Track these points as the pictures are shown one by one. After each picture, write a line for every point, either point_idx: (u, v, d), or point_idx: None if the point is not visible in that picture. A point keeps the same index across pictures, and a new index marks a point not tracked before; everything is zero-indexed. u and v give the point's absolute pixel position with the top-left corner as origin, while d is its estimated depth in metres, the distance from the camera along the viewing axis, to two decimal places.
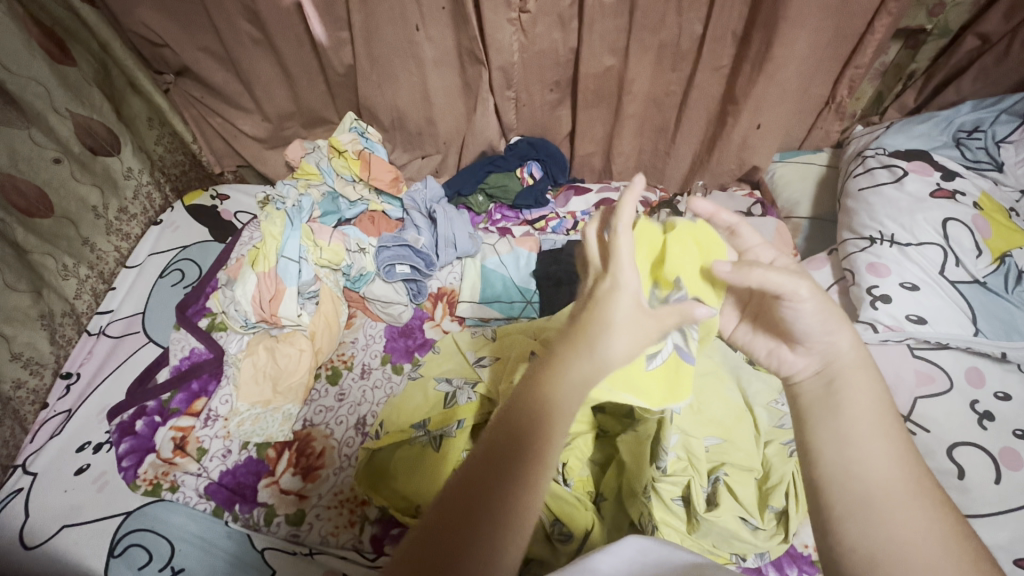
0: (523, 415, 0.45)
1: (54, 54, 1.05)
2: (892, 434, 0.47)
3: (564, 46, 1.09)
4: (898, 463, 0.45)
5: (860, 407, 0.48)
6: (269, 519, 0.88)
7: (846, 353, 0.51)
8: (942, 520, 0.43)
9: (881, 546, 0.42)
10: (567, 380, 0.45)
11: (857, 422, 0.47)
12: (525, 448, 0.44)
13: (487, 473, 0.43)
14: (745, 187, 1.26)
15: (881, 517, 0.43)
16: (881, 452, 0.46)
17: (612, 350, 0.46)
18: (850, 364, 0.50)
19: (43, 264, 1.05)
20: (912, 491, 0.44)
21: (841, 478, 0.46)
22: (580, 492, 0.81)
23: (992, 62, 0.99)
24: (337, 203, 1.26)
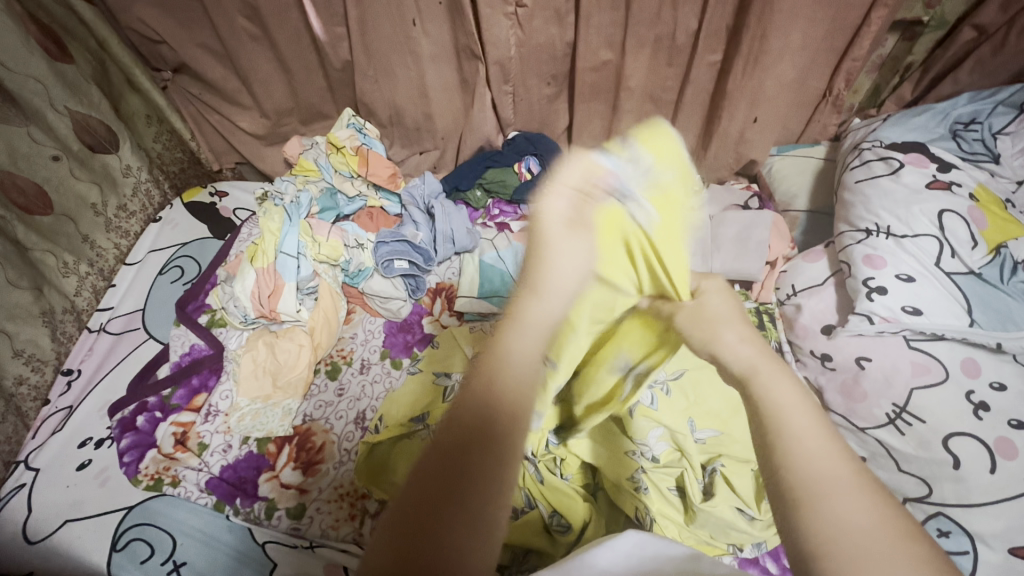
0: (485, 392, 0.39)
1: (52, 52, 1.05)
2: (815, 417, 0.38)
3: (561, 40, 1.09)
4: (834, 462, 0.35)
5: (772, 394, 0.39)
6: (270, 512, 0.89)
7: (744, 347, 0.43)
8: (883, 514, 0.32)
9: (830, 553, 0.31)
10: (520, 324, 0.43)
11: (766, 415, 0.38)
12: (481, 442, 0.38)
13: (440, 484, 0.37)
14: (742, 181, 1.26)
15: (807, 522, 0.32)
16: (809, 458, 0.35)
17: (554, 302, 0.45)
18: (752, 351, 0.43)
19: (44, 261, 1.05)
20: (836, 481, 0.33)
21: (771, 488, 0.35)
22: (578, 485, 0.81)
23: (989, 54, 0.99)
24: (336, 199, 1.25)
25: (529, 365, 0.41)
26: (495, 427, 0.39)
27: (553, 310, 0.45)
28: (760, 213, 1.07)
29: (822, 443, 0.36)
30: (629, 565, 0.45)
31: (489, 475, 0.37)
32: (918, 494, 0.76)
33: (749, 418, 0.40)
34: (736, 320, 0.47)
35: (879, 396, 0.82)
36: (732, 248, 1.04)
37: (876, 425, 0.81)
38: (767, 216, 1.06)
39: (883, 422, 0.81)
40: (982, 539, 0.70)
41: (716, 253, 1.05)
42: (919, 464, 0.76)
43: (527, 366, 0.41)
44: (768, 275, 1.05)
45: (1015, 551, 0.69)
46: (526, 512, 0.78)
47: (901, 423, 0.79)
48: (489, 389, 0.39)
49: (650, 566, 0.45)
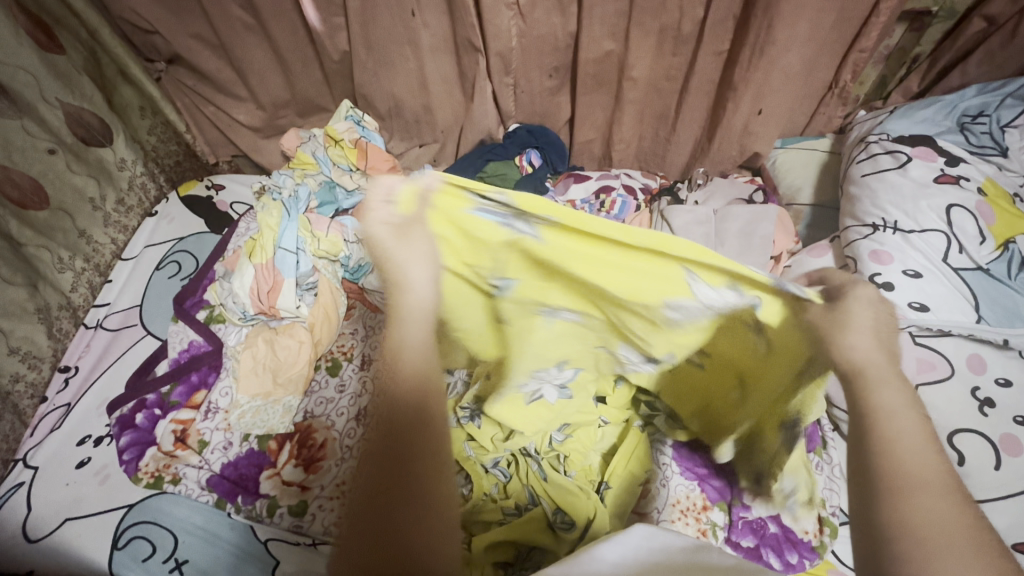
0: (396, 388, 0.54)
1: (42, 42, 1.02)
2: (921, 429, 0.45)
3: (563, 31, 1.07)
4: (929, 459, 0.44)
5: (887, 401, 0.46)
6: (272, 509, 0.89)
7: (873, 353, 0.48)
8: (965, 518, 0.41)
9: (915, 531, 0.40)
10: (402, 322, 0.56)
11: (875, 413, 0.46)
12: (405, 426, 0.53)
13: (383, 475, 0.50)
14: (745, 174, 1.25)
15: (905, 505, 0.42)
16: (910, 450, 0.44)
17: (419, 297, 0.57)
18: (874, 355, 0.48)
19: (39, 257, 1.03)
20: (937, 487, 0.42)
21: (871, 465, 0.44)
22: (583, 482, 0.81)
23: (998, 45, 0.98)
24: (334, 193, 1.23)
25: (418, 352, 0.56)
26: (418, 415, 0.53)
27: (423, 297, 0.57)
28: (766, 206, 1.06)
29: (922, 449, 0.44)
30: (638, 556, 0.44)
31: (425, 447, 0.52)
32: None
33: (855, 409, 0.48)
34: (867, 329, 0.49)
35: None
36: (737, 242, 1.03)
37: None
38: (773, 210, 1.05)
39: None
40: None
41: (720, 248, 1.04)
42: None
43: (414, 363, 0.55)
44: (773, 270, 1.04)
45: (1019, 547, 0.69)
46: (529, 509, 0.78)
47: None
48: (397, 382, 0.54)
49: (657, 560, 0.43)
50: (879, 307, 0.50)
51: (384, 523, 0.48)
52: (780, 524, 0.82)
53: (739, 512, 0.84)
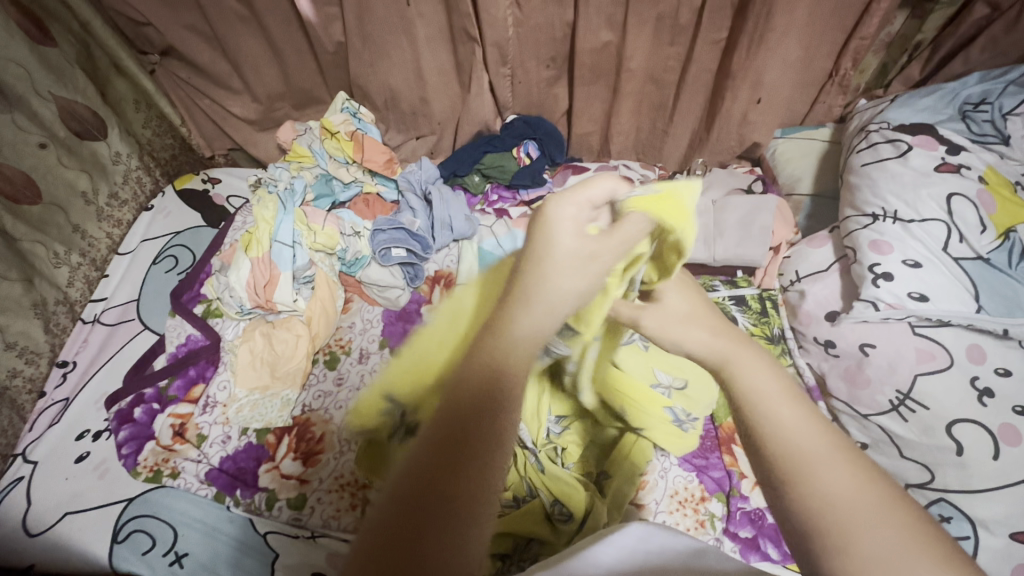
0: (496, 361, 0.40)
1: (33, 34, 1.01)
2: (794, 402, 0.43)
3: (560, 20, 1.06)
4: (834, 456, 0.39)
5: (756, 388, 0.44)
6: (270, 503, 0.89)
7: (719, 340, 0.48)
8: (867, 475, 0.39)
9: (822, 511, 0.37)
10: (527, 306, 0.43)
11: (750, 407, 0.43)
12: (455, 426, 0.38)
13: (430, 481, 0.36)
14: (745, 165, 1.24)
15: (804, 483, 0.38)
16: (810, 453, 0.40)
17: (542, 313, 0.43)
18: (724, 347, 0.47)
19: (33, 252, 1.03)
20: (832, 454, 0.39)
21: (761, 457, 0.41)
22: (580, 475, 0.82)
23: (1001, 31, 0.96)
24: (331, 185, 1.22)
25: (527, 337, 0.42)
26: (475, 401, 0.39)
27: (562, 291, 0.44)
28: (765, 197, 1.05)
29: (801, 420, 0.41)
30: (633, 559, 0.44)
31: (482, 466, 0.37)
32: (918, 481, 0.76)
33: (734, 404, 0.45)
34: (711, 324, 0.50)
35: (882, 382, 0.81)
36: (736, 234, 1.03)
37: (879, 412, 0.81)
38: (772, 201, 1.04)
39: (886, 409, 0.80)
40: (984, 525, 0.70)
41: (719, 240, 1.04)
42: (922, 450, 0.77)
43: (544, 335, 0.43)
44: (772, 261, 1.04)
45: (1015, 536, 0.69)
46: (527, 501, 0.78)
47: (904, 410, 0.79)
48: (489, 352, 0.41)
49: (655, 560, 0.43)
50: (789, 389, 0.44)
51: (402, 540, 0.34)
52: None
53: (737, 503, 0.84)
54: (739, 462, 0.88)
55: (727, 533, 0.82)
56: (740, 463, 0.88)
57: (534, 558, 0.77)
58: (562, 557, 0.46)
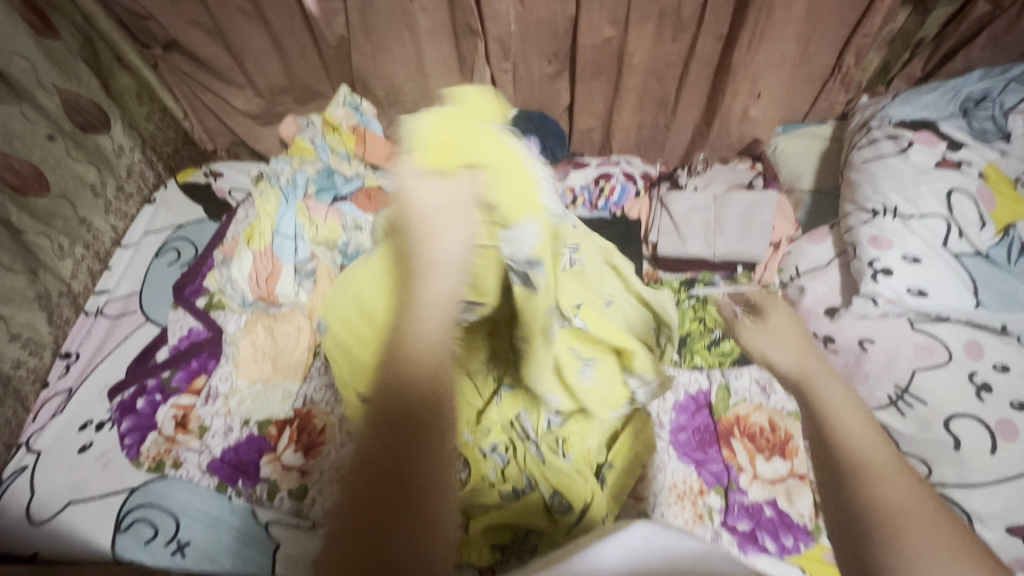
0: (402, 367, 0.44)
1: (38, 27, 1.01)
2: (867, 425, 0.49)
3: (562, 16, 1.06)
4: (884, 459, 0.45)
5: (840, 403, 0.52)
6: (273, 493, 0.90)
7: (812, 369, 0.61)
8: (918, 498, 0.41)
9: (879, 511, 0.40)
10: (419, 309, 0.47)
11: (832, 415, 0.51)
12: (410, 416, 0.43)
13: (385, 459, 0.41)
14: (746, 160, 1.20)
15: (866, 484, 0.43)
16: (869, 460, 0.45)
17: (445, 281, 0.49)
18: (817, 371, 0.60)
19: (38, 243, 1.03)
20: (891, 470, 0.44)
21: (831, 457, 0.47)
22: (582, 465, 0.81)
23: (1004, 28, 0.97)
24: (332, 179, 1.21)
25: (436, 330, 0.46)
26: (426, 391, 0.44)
27: (442, 285, 0.48)
28: (766, 193, 1.05)
29: (869, 433, 0.48)
30: (637, 557, 0.44)
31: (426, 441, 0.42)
32: (917, 474, 0.75)
33: (814, 416, 0.53)
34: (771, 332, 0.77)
35: (881, 376, 0.81)
36: (736, 229, 1.03)
37: (877, 407, 0.80)
38: (772, 197, 1.04)
39: (883, 404, 0.80)
40: (980, 520, 0.71)
41: (719, 235, 1.04)
42: (919, 445, 0.76)
43: (442, 311, 0.47)
44: (772, 257, 1.04)
45: (1012, 530, 0.70)
46: (527, 493, 0.78)
47: (902, 405, 0.79)
48: (403, 352, 0.45)
49: (658, 559, 0.43)
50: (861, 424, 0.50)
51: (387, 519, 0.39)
52: (776, 509, 0.83)
53: (735, 496, 0.85)
54: (737, 456, 0.88)
55: (725, 525, 0.83)
56: (738, 457, 0.88)
57: (532, 549, 0.78)
58: (562, 557, 0.45)
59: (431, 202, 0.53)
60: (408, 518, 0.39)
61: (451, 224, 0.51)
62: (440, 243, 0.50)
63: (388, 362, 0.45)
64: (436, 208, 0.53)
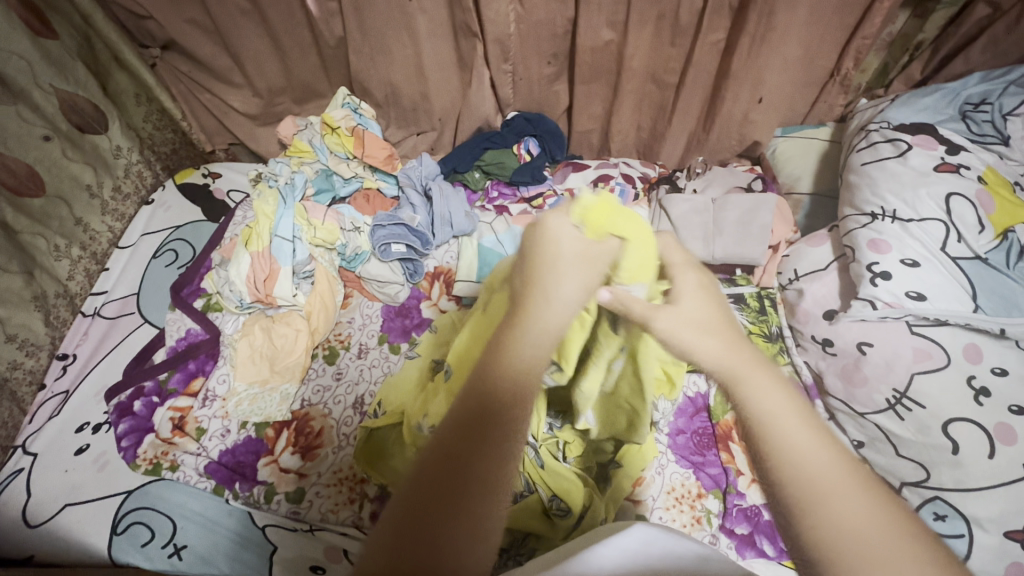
0: (495, 377, 0.43)
1: (35, 26, 1.01)
2: (798, 422, 0.42)
3: (562, 17, 1.06)
4: (823, 458, 0.40)
5: (767, 405, 0.43)
6: (269, 496, 0.89)
7: (735, 355, 0.46)
8: (873, 506, 0.38)
9: (828, 543, 0.37)
10: (530, 333, 0.46)
11: (760, 429, 0.42)
12: (492, 426, 0.41)
13: (466, 452, 0.40)
14: (745, 163, 1.24)
15: (815, 512, 0.38)
16: (808, 464, 0.39)
17: (560, 312, 0.48)
18: (733, 359, 0.46)
19: (34, 244, 1.03)
20: (841, 478, 0.39)
21: (773, 480, 0.40)
22: (579, 468, 0.83)
23: (1002, 31, 0.96)
24: (331, 180, 1.22)
25: (539, 350, 0.46)
26: (501, 397, 0.42)
27: (563, 314, 0.48)
28: (764, 195, 1.05)
29: (807, 440, 0.41)
30: (636, 563, 0.44)
31: (498, 455, 0.40)
32: (915, 478, 0.77)
33: (742, 425, 0.44)
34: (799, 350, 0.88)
35: (879, 381, 0.82)
36: (735, 232, 1.03)
37: (876, 411, 0.81)
38: (771, 199, 1.04)
39: (882, 408, 0.81)
40: (978, 524, 0.71)
41: (718, 238, 1.04)
42: (917, 449, 0.77)
43: (553, 339, 0.47)
44: (771, 260, 1.04)
45: (1011, 534, 0.70)
46: (525, 496, 0.78)
47: (901, 409, 0.79)
48: (497, 368, 0.44)
49: (655, 565, 0.44)
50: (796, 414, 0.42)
51: (438, 533, 0.37)
52: None
53: (733, 500, 0.85)
54: (735, 459, 0.89)
55: (722, 528, 0.83)
56: (736, 460, 0.88)
57: (530, 552, 0.79)
58: (562, 559, 0.46)
59: (561, 234, 0.52)
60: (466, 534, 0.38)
61: (588, 271, 0.50)
62: (565, 272, 0.49)
63: (481, 370, 0.44)
64: (574, 254, 0.50)
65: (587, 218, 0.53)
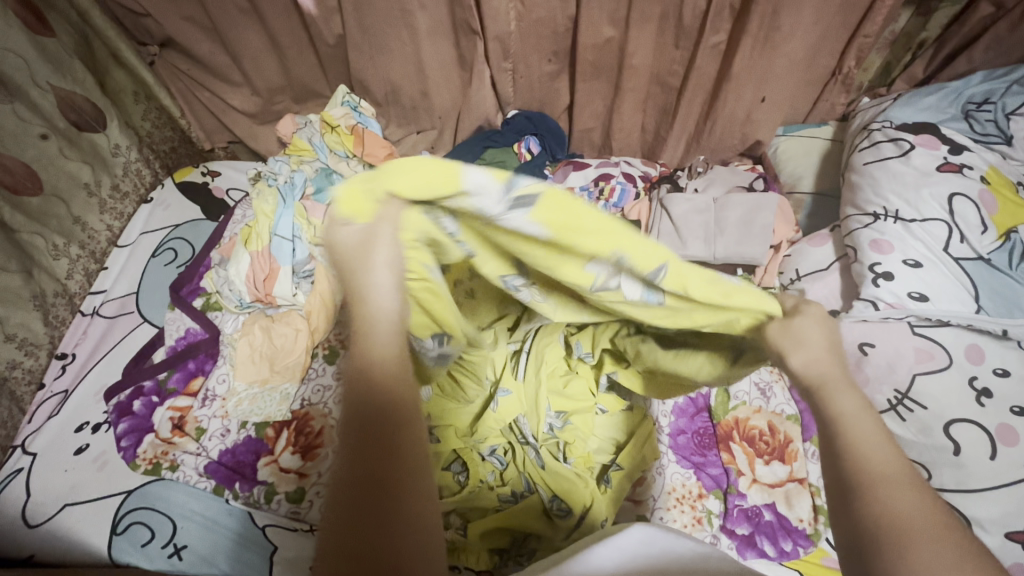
0: (367, 379, 0.43)
1: (32, 24, 1.00)
2: (872, 419, 0.42)
3: (563, 15, 1.05)
4: (889, 453, 0.41)
5: (845, 404, 0.43)
6: (269, 497, 0.89)
7: (826, 363, 0.44)
8: (926, 503, 0.39)
9: (890, 531, 0.37)
10: (370, 328, 0.45)
11: (836, 419, 0.42)
12: (378, 423, 0.41)
13: (359, 464, 0.40)
14: (747, 162, 1.24)
15: (875, 510, 0.38)
16: (875, 455, 0.40)
17: (382, 297, 0.46)
18: (826, 365, 0.44)
19: (32, 243, 1.02)
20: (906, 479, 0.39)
21: (841, 467, 0.41)
22: (582, 469, 0.80)
23: (1006, 30, 0.95)
24: (330, 179, 1.19)
25: (388, 339, 0.45)
26: (376, 397, 0.42)
27: (387, 302, 0.46)
28: (766, 194, 1.05)
29: (881, 439, 0.41)
30: (635, 561, 0.44)
31: (392, 449, 0.40)
32: None
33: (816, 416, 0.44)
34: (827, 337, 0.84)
35: (881, 381, 0.81)
36: (736, 231, 1.03)
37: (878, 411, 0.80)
38: (773, 198, 1.04)
39: (884, 409, 0.80)
40: (981, 526, 0.71)
41: (720, 237, 1.03)
42: (919, 450, 0.77)
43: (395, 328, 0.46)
44: (772, 259, 1.03)
45: (1011, 535, 0.70)
46: (526, 496, 0.79)
47: (902, 410, 0.78)
48: (367, 370, 0.43)
49: (656, 565, 0.43)
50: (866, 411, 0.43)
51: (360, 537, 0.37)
52: (775, 513, 0.83)
53: (734, 500, 0.84)
54: (736, 459, 0.88)
55: (722, 528, 0.83)
56: (737, 461, 0.88)
57: (530, 553, 0.79)
58: (564, 559, 0.46)
59: (343, 235, 0.45)
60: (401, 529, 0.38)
61: (370, 249, 0.46)
62: (377, 258, 0.46)
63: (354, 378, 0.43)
64: (353, 244, 0.45)
65: (346, 208, 0.44)
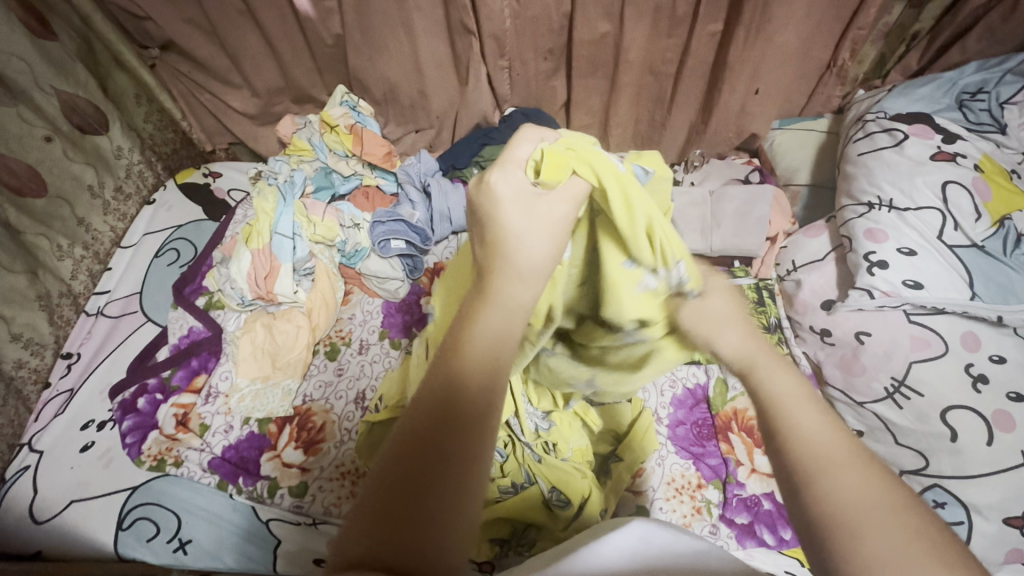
0: (458, 364, 0.41)
1: (35, 28, 1.01)
2: (812, 404, 0.40)
3: (557, 12, 1.06)
4: (832, 431, 0.38)
5: (777, 388, 0.41)
6: (272, 491, 0.90)
7: (746, 342, 0.45)
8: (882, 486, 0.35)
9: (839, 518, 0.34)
10: (493, 305, 0.44)
11: (770, 406, 0.40)
12: (459, 410, 0.39)
13: (427, 438, 0.38)
14: (743, 155, 1.24)
15: (812, 492, 0.36)
16: (814, 435, 0.38)
17: (526, 285, 0.46)
18: (752, 347, 0.44)
19: (37, 244, 1.04)
20: (851, 457, 0.36)
21: (781, 451, 0.38)
22: (579, 461, 0.81)
23: (998, 20, 0.96)
24: (331, 178, 1.23)
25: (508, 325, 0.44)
26: (452, 385, 0.40)
27: (526, 290, 0.46)
28: (763, 186, 1.05)
29: (821, 423, 0.38)
30: (636, 554, 0.44)
31: (465, 441, 0.38)
32: (915, 466, 0.77)
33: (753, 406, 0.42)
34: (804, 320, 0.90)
35: (877, 369, 0.82)
36: (733, 223, 1.03)
37: (875, 399, 0.82)
38: (769, 189, 1.04)
39: (881, 397, 0.81)
40: (977, 511, 0.71)
41: (716, 230, 1.04)
42: (916, 437, 0.77)
43: (522, 314, 0.45)
44: (768, 251, 1.04)
45: (1009, 520, 0.70)
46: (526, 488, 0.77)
47: (899, 397, 0.79)
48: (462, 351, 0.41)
49: (655, 560, 0.43)
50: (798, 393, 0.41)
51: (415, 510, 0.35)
52: (774, 502, 0.84)
53: (733, 490, 0.85)
54: (735, 449, 0.89)
55: (722, 518, 0.83)
56: (736, 451, 0.89)
57: (530, 543, 0.80)
58: (565, 556, 0.46)
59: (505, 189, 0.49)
60: (444, 509, 0.36)
61: (498, 201, 0.49)
62: (507, 211, 0.48)
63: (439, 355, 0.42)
64: (527, 220, 0.48)
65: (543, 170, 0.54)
